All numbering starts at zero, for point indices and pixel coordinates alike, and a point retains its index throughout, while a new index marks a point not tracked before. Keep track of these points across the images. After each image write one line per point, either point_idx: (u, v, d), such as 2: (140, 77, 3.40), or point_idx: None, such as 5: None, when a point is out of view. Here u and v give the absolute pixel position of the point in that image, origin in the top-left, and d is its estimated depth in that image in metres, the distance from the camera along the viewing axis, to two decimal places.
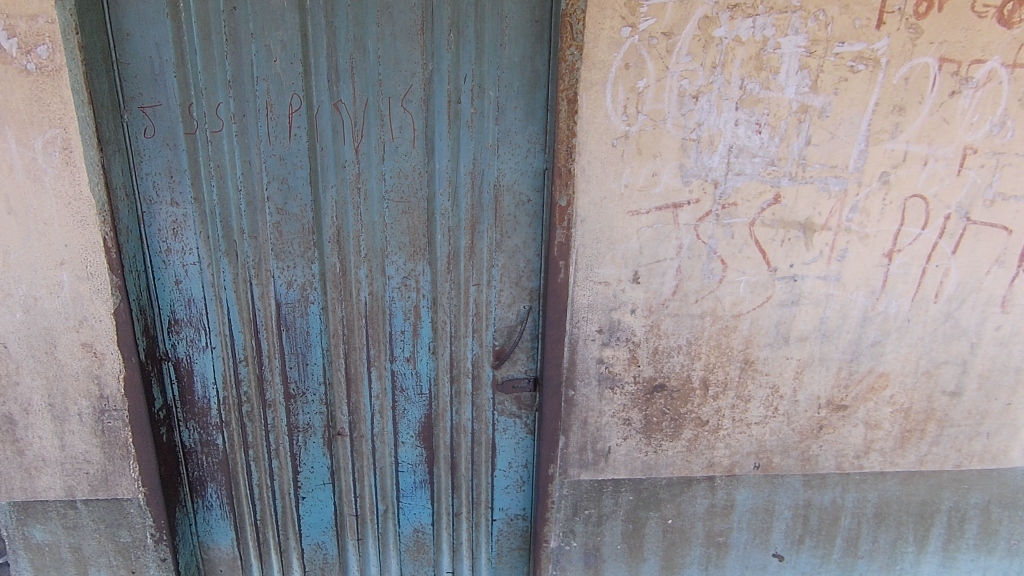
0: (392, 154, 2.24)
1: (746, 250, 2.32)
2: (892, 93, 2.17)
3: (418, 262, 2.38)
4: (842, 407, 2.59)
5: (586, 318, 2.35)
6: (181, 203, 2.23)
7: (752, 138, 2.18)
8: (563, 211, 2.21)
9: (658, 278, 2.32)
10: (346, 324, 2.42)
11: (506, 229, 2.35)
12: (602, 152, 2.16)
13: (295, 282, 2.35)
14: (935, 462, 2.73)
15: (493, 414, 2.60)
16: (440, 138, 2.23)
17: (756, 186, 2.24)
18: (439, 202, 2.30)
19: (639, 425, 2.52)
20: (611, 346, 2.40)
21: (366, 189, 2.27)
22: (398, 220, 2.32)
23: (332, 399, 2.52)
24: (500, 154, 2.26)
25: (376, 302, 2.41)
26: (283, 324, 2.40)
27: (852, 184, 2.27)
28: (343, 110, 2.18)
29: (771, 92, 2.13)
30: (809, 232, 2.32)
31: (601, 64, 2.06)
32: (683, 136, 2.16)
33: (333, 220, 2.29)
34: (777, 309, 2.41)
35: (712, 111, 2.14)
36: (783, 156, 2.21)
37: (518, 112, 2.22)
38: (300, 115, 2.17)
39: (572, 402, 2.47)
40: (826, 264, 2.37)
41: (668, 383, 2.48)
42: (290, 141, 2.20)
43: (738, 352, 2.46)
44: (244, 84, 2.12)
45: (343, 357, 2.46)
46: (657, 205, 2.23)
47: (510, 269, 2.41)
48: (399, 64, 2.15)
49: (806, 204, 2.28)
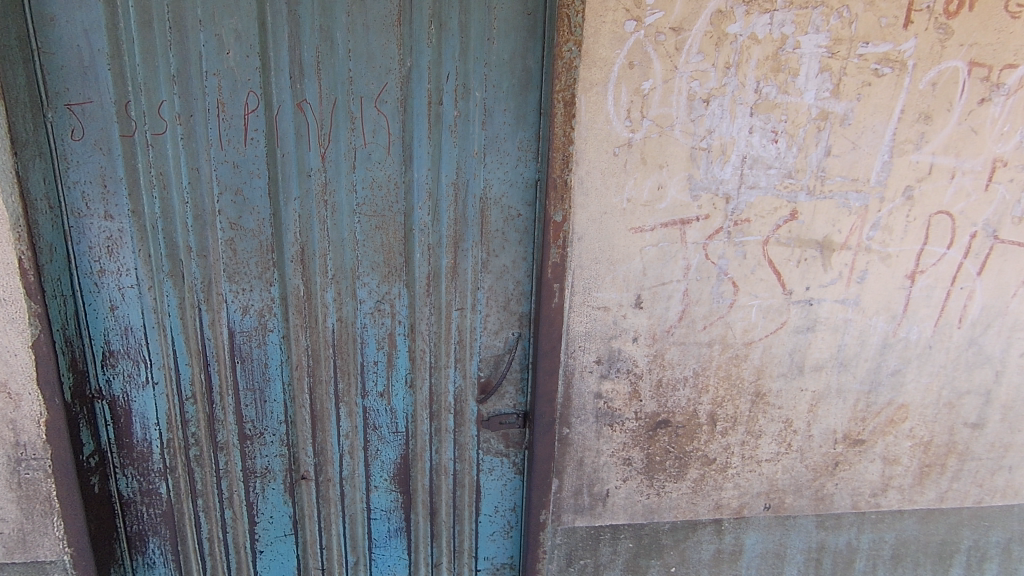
0: (364, 162, 1.97)
1: (759, 272, 2.09)
2: (917, 100, 1.98)
3: (393, 284, 2.10)
4: (859, 442, 2.37)
5: (583, 348, 2.10)
6: (116, 217, 1.91)
7: (767, 147, 1.96)
8: (559, 228, 1.96)
9: (662, 302, 2.08)
10: (310, 354, 2.13)
11: (493, 248, 2.10)
12: (602, 162, 1.92)
13: (251, 307, 2.05)
14: (955, 499, 2.53)
15: (478, 452, 2.33)
16: (419, 144, 1.97)
17: (771, 201, 2.02)
18: (418, 217, 2.04)
19: (641, 465, 2.27)
20: (611, 379, 2.15)
21: (334, 202, 1.99)
22: (371, 237, 2.05)
23: (294, 439, 2.22)
24: (486, 163, 2.01)
25: (345, 330, 2.13)
26: (238, 356, 2.09)
27: (874, 199, 2.07)
28: (307, 111, 1.90)
29: (788, 96, 1.92)
30: (827, 252, 2.10)
31: (602, 62, 1.83)
32: (692, 145, 1.93)
33: (296, 237, 2.01)
34: (791, 335, 2.19)
35: (725, 117, 1.92)
36: (800, 168, 2.00)
37: (508, 115, 1.97)
38: (258, 116, 1.89)
39: (567, 441, 2.21)
40: (845, 287, 2.16)
41: (672, 418, 2.23)
42: (245, 146, 1.91)
43: (750, 383, 2.23)
44: (190, 79, 1.83)
45: (307, 392, 2.17)
46: (663, 221, 1.99)
47: (498, 292, 2.15)
48: (372, 59, 1.89)
49: (824, 221, 2.07)
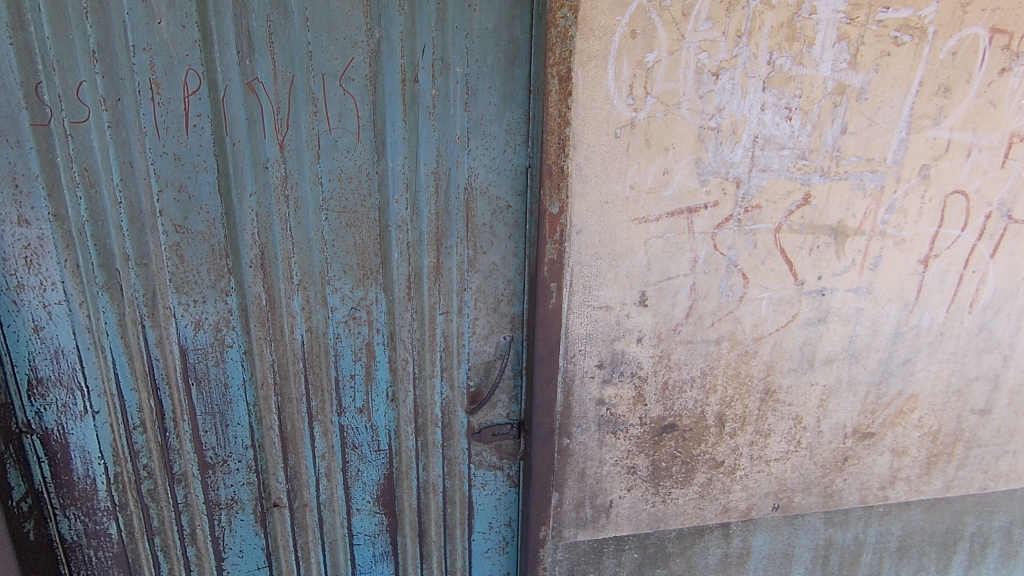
0: (330, 150, 1.72)
1: (770, 262, 1.93)
2: (938, 71, 1.82)
3: (369, 288, 1.87)
4: (868, 435, 2.26)
5: (583, 352, 1.91)
6: (33, 222, 1.60)
7: (780, 126, 1.78)
8: (556, 221, 1.75)
9: (668, 298, 1.90)
10: (277, 370, 1.88)
11: (481, 244, 1.88)
12: (601, 146, 1.72)
13: (204, 321, 1.79)
14: (961, 487, 2.45)
15: (469, 466, 2.13)
16: (393, 129, 1.72)
17: (784, 184, 1.85)
18: (395, 212, 1.80)
19: (646, 473, 2.11)
20: (613, 383, 1.97)
21: (297, 197, 1.74)
22: (341, 236, 1.80)
23: (263, 465, 1.98)
24: (471, 149, 1.78)
25: (316, 341, 1.89)
26: (192, 377, 1.83)
27: (889, 180, 1.92)
28: (260, 92, 1.63)
29: (804, 68, 1.74)
30: (841, 238, 1.95)
31: (601, 31, 1.62)
32: (700, 124, 1.74)
33: (254, 238, 1.74)
34: (803, 328, 2.04)
35: (736, 92, 1.73)
36: (814, 147, 1.83)
37: (493, 94, 1.74)
38: (200, 98, 1.60)
39: (566, 452, 2.03)
40: (858, 275, 2.01)
41: (679, 422, 2.07)
42: (187, 134, 1.63)
43: (759, 381, 2.08)
44: (115, 55, 1.53)
45: (275, 413, 1.93)
46: (668, 210, 1.81)
47: (487, 292, 1.94)
48: (334, 30, 1.62)
49: (838, 205, 1.91)
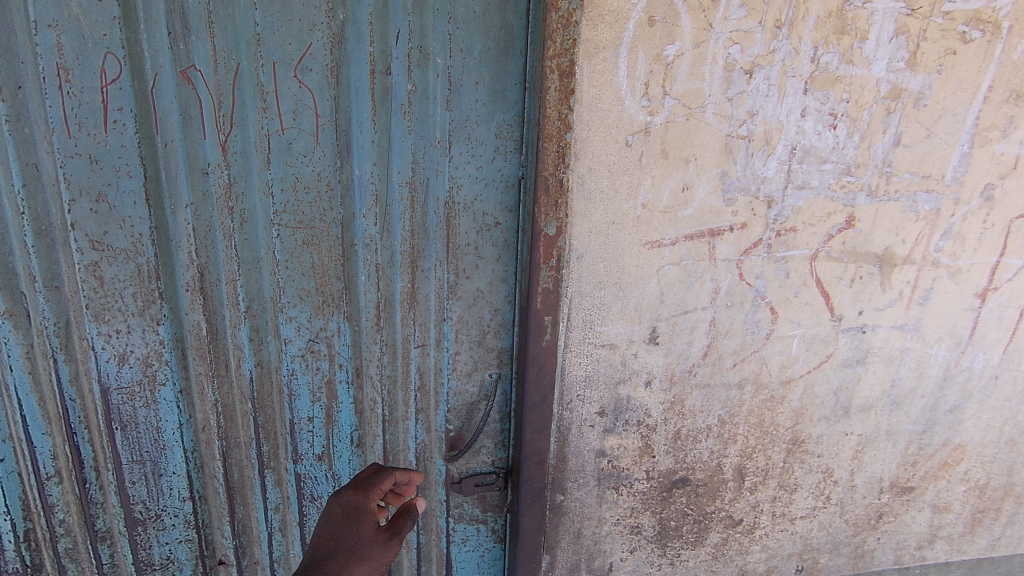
0: (283, 154, 1.43)
1: (804, 294, 1.64)
2: (1011, 73, 1.53)
3: (331, 317, 1.59)
4: (907, 490, 1.97)
5: (582, 397, 1.63)
6: None
7: (823, 135, 1.50)
8: (552, 245, 1.46)
9: (683, 336, 1.62)
10: (221, 411, 1.61)
11: (464, 267, 1.59)
12: (609, 155, 1.43)
13: (130, 355, 1.51)
14: (1008, 546, 2.16)
15: (448, 519, 1.85)
16: (360, 130, 1.43)
17: (824, 205, 1.56)
18: (361, 228, 1.51)
19: (652, 533, 1.83)
20: (617, 433, 1.69)
21: (243, 209, 1.45)
22: (297, 256, 1.52)
23: (205, 518, 1.71)
24: (452, 156, 1.49)
25: (268, 378, 1.61)
26: (116, 421, 1.55)
27: (947, 201, 1.62)
28: (198, 82, 1.34)
29: (854, 67, 1.45)
30: (887, 267, 1.66)
31: (612, 17, 1.33)
32: (728, 132, 1.45)
33: (192, 257, 1.46)
34: (837, 370, 1.75)
35: (772, 94, 1.44)
36: (862, 162, 1.54)
37: (480, 91, 1.45)
38: (121, 88, 1.32)
39: (560, 510, 1.74)
40: (905, 310, 1.72)
41: (692, 476, 1.79)
42: (104, 132, 1.34)
43: (786, 431, 1.79)
44: (13, 33, 1.24)
45: (219, 460, 1.66)
46: (686, 233, 1.52)
47: (471, 323, 1.65)
48: (287, 9, 1.33)
49: (886, 230, 1.62)
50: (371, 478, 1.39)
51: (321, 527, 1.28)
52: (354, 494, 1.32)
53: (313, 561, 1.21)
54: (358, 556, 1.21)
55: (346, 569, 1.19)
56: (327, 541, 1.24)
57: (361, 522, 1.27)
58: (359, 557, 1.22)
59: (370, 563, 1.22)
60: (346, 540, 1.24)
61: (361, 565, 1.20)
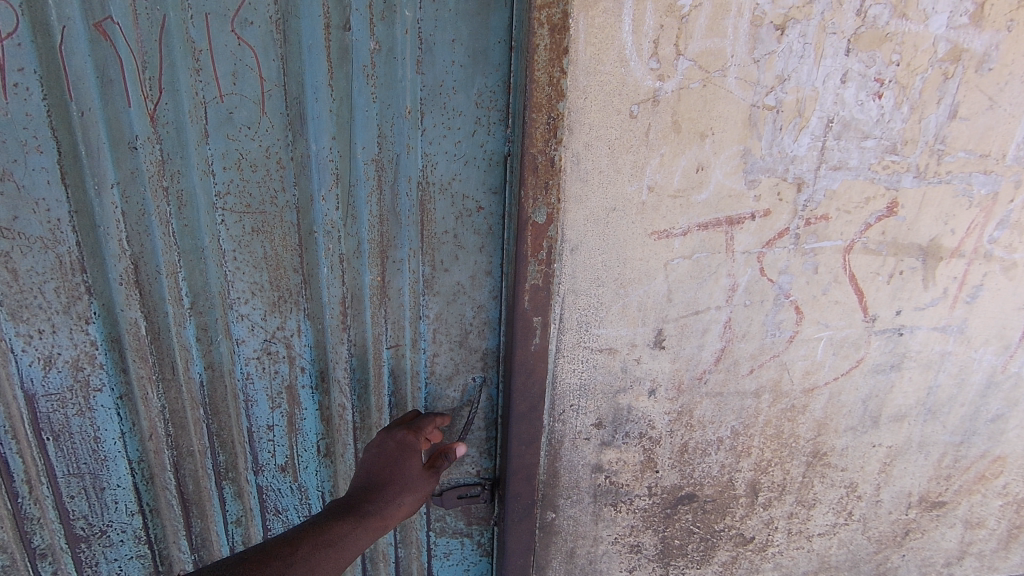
0: (224, 125, 1.21)
1: (834, 292, 1.42)
2: None
3: (289, 315, 1.39)
4: (938, 505, 1.76)
5: (577, 408, 1.43)
6: None
7: (865, 106, 1.26)
8: (542, 235, 1.25)
9: (693, 339, 1.41)
10: (168, 418, 1.43)
11: (441, 259, 1.38)
12: (610, 129, 1.20)
13: (58, 358, 1.33)
14: None
15: (429, 533, 1.68)
16: (314, 97, 1.21)
17: (862, 188, 1.33)
18: (320, 214, 1.30)
19: (653, 552, 1.66)
20: (615, 446, 1.50)
21: (181, 190, 1.24)
22: (247, 245, 1.31)
23: (158, 533, 1.55)
24: (425, 129, 1.27)
25: (221, 382, 1.42)
26: (47, 429, 1.39)
27: (1008, 183, 1.37)
28: (116, 37, 1.12)
29: (907, 23, 1.19)
30: (932, 261, 1.42)
31: None
32: (752, 101, 1.22)
33: (123, 246, 1.26)
34: (867, 377, 1.54)
35: (807, 56, 1.19)
36: (909, 138, 1.30)
37: (457, 51, 1.22)
38: (20, 45, 1.10)
39: (551, 529, 1.57)
40: (949, 309, 1.49)
41: (699, 492, 1.60)
42: (5, 98, 1.13)
43: (806, 443, 1.59)
44: None
45: (170, 471, 1.49)
46: (700, 221, 1.30)
47: (450, 322, 1.45)
48: None
49: (933, 218, 1.38)
50: (419, 418, 1.46)
51: (374, 457, 1.34)
52: (408, 433, 1.38)
53: (369, 485, 1.26)
54: (408, 488, 1.29)
55: (398, 497, 1.27)
56: (383, 470, 1.30)
57: (413, 458, 1.34)
58: (409, 489, 1.30)
59: (415, 496, 1.31)
60: (399, 472, 1.31)
61: (410, 497, 1.29)
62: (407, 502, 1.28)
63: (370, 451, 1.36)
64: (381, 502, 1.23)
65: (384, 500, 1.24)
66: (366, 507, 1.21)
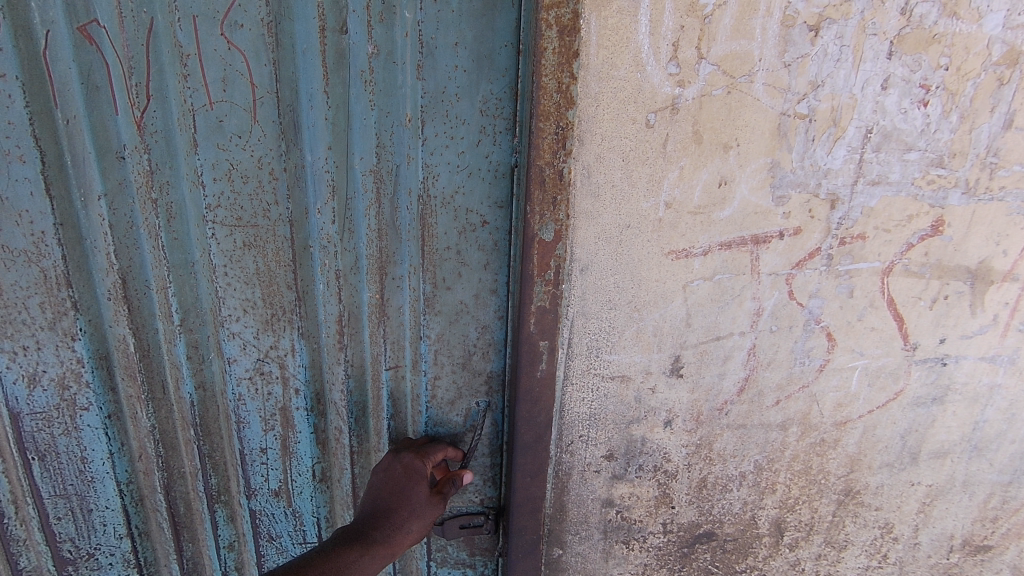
0: (214, 134, 1.15)
1: (871, 318, 1.30)
2: None
3: (283, 334, 1.32)
4: (983, 550, 1.60)
5: (587, 439, 1.33)
6: None
7: (909, 115, 1.14)
8: (550, 253, 1.15)
9: (714, 367, 1.30)
10: (159, 439, 1.37)
11: (443, 276, 1.30)
12: (624, 139, 1.11)
13: (44, 375, 1.28)
14: None
15: (429, 563, 1.59)
16: (309, 104, 1.14)
17: (904, 205, 1.21)
18: (316, 227, 1.23)
19: None
20: (628, 480, 1.39)
21: (170, 202, 1.18)
22: (239, 260, 1.24)
23: (149, 557, 1.49)
24: (426, 138, 1.18)
25: (212, 402, 1.36)
26: (33, 448, 1.34)
27: None
28: (102, 41, 1.06)
29: (958, 22, 1.07)
30: (982, 285, 1.29)
31: None
32: (782, 109, 1.11)
33: (110, 261, 1.21)
34: (906, 411, 1.41)
35: (844, 60, 1.08)
36: (958, 150, 1.17)
37: (461, 55, 1.14)
38: (2, 50, 1.05)
39: (558, 565, 1.47)
40: (1000, 338, 1.34)
41: (719, 530, 1.48)
42: None
43: (837, 480, 1.46)
44: None
45: (161, 493, 1.43)
46: (723, 240, 1.19)
47: (453, 343, 1.36)
48: None
49: (984, 238, 1.25)
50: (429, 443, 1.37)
51: (381, 481, 1.27)
52: (416, 457, 1.30)
53: (376, 510, 1.22)
54: (416, 515, 1.24)
55: (405, 524, 1.22)
56: (389, 496, 1.24)
57: (420, 484, 1.27)
58: (417, 516, 1.24)
59: (423, 522, 1.25)
60: (406, 498, 1.24)
61: (417, 524, 1.24)
62: (415, 529, 1.23)
63: (377, 474, 1.29)
64: (388, 530, 1.19)
65: (391, 528, 1.20)
66: (372, 535, 1.17)
